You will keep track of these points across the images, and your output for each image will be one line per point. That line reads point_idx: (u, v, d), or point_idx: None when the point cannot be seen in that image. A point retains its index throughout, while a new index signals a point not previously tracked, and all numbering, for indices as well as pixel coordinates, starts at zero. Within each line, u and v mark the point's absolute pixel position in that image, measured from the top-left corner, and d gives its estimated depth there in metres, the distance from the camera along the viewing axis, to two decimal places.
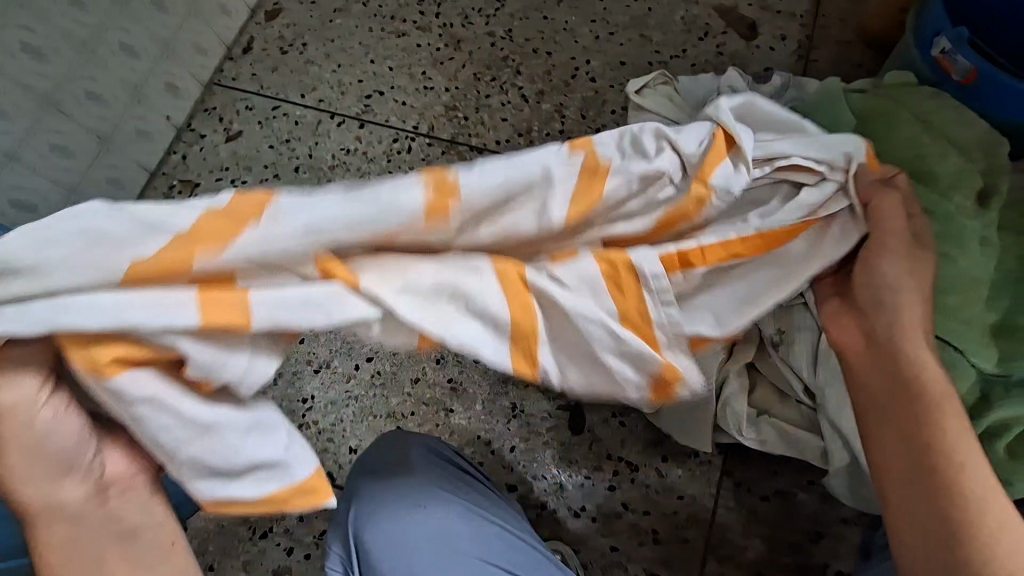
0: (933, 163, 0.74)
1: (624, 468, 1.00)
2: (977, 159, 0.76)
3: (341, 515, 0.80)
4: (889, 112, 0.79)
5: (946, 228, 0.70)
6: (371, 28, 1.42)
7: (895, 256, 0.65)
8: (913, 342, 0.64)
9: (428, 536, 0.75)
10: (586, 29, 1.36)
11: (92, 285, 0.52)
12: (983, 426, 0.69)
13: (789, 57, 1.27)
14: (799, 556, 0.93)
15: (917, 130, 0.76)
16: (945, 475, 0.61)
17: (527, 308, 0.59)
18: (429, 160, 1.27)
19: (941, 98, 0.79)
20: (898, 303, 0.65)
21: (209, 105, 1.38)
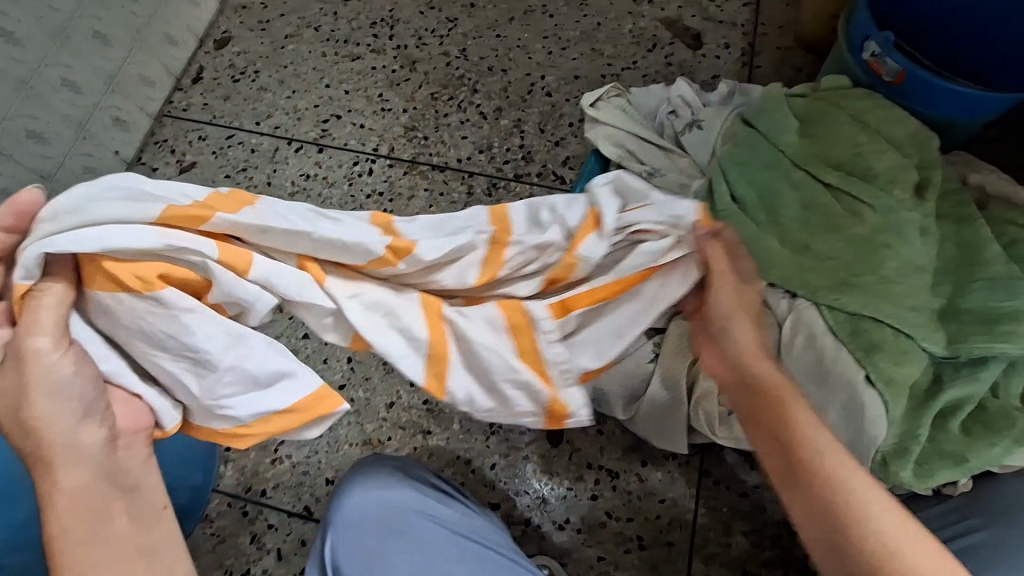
0: (872, 160, 0.80)
1: (604, 476, 1.00)
2: (911, 154, 0.81)
3: (317, 546, 0.77)
4: (827, 115, 0.84)
5: (886, 220, 0.76)
6: (324, 52, 1.42)
7: (727, 290, 0.65)
8: (756, 358, 0.63)
9: (407, 559, 0.73)
10: (539, 45, 1.39)
11: (129, 220, 0.58)
12: (941, 406, 0.71)
13: (734, 64, 1.33)
14: (781, 549, 0.95)
15: (855, 131, 0.82)
16: (826, 491, 0.55)
17: (439, 333, 0.66)
18: (392, 182, 1.26)
19: (875, 98, 0.83)
20: (728, 327, 0.65)
21: (160, 137, 1.34)
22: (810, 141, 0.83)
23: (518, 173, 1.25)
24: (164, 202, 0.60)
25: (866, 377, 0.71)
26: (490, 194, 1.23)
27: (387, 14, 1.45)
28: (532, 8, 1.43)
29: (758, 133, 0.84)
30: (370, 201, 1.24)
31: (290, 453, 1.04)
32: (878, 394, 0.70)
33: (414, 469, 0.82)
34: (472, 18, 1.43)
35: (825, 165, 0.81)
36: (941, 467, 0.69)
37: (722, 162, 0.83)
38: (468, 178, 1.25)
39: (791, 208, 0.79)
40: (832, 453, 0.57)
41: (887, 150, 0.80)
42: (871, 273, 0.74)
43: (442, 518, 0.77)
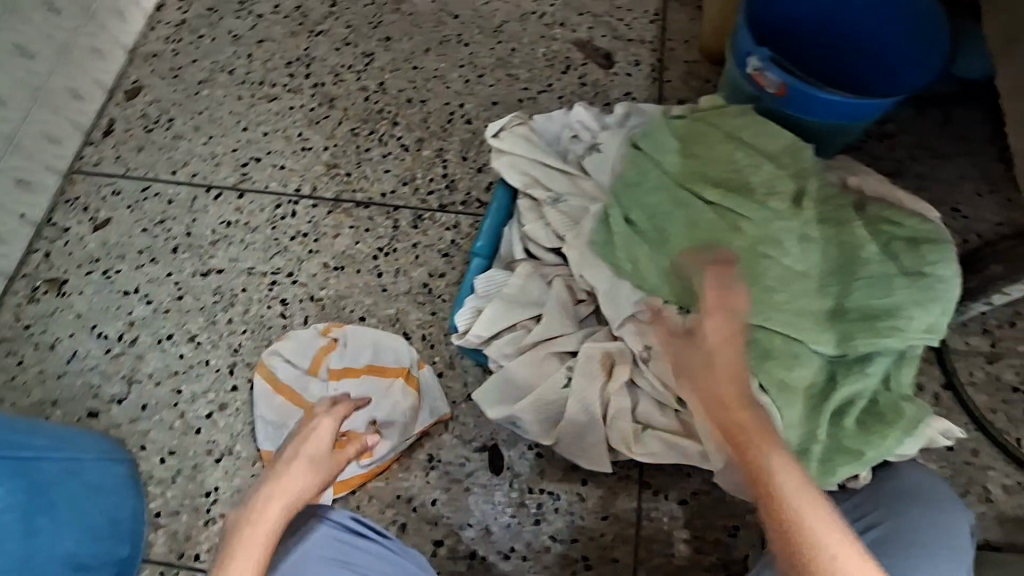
0: (747, 177, 0.84)
1: (546, 499, 1.01)
2: (786, 165, 0.85)
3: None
4: (704, 132, 0.87)
5: (762, 232, 0.80)
6: (240, 95, 1.40)
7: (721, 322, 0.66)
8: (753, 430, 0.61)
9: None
10: (456, 74, 1.40)
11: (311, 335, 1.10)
12: (837, 406, 0.76)
13: (645, 80, 1.37)
14: (721, 553, 0.97)
15: (730, 148, 0.85)
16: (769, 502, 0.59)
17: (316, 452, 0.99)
18: (316, 223, 1.25)
19: (746, 113, 0.88)
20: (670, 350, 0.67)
21: (71, 196, 1.30)
22: (692, 160, 0.86)
23: (442, 203, 1.25)
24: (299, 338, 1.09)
25: (755, 384, 0.76)
26: (416, 226, 1.23)
27: (302, 53, 1.45)
28: (447, 38, 1.45)
29: (642, 153, 0.87)
30: (295, 243, 1.23)
31: (224, 512, 1.02)
32: (771, 400, 0.76)
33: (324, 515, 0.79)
34: (388, 51, 1.44)
35: (706, 182, 0.84)
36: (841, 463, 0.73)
37: (613, 187, 0.86)
38: (393, 212, 1.25)
39: (680, 226, 0.82)
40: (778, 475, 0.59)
41: (762, 164, 0.84)
42: (758, 285, 0.78)
43: (356, 564, 0.75)
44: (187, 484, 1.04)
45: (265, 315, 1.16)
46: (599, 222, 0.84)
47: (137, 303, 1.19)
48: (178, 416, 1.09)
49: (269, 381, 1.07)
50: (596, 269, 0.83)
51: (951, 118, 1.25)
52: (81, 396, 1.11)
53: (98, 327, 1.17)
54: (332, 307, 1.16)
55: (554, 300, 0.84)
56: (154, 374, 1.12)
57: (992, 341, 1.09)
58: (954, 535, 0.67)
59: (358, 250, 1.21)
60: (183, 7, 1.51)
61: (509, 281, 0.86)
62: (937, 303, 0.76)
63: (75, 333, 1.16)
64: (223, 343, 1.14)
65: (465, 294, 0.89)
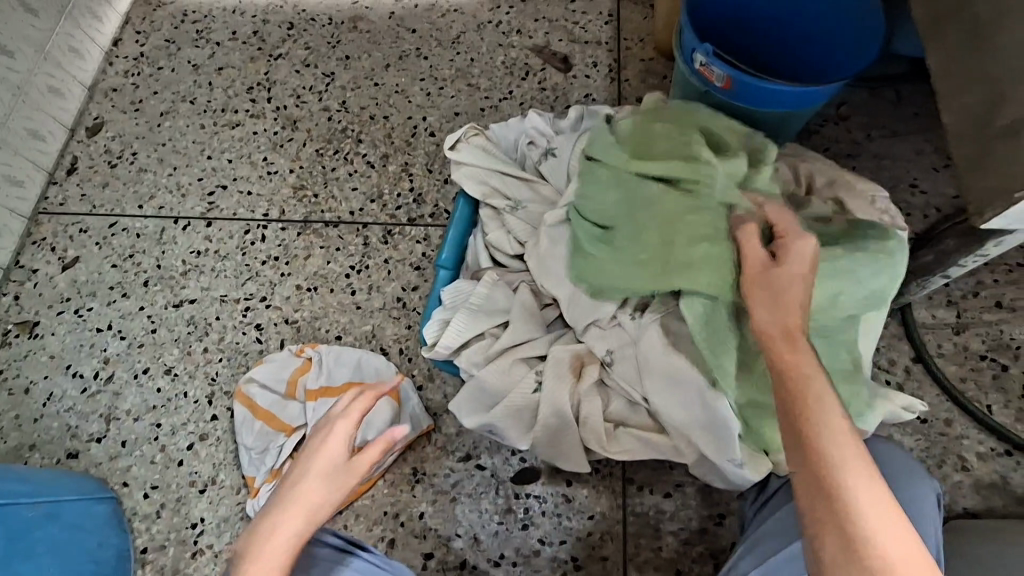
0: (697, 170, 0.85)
1: (533, 503, 1.01)
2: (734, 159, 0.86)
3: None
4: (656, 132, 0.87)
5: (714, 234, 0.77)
6: (202, 124, 1.40)
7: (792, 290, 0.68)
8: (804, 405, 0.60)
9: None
10: (417, 88, 1.42)
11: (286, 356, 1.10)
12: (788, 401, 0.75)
13: (604, 80, 1.39)
14: (709, 542, 0.98)
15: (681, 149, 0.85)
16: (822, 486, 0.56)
17: None
18: (286, 245, 1.25)
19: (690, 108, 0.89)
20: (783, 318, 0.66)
21: (37, 237, 1.29)
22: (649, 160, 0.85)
23: (411, 216, 1.26)
24: (274, 362, 1.10)
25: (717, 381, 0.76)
26: (386, 241, 1.24)
27: (262, 77, 1.45)
28: (406, 53, 1.46)
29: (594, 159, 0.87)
30: (266, 267, 1.23)
31: (212, 542, 1.02)
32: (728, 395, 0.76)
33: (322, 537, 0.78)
34: (349, 70, 1.45)
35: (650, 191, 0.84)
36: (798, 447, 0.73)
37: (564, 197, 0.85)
38: (363, 229, 1.26)
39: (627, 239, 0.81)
40: (836, 457, 0.56)
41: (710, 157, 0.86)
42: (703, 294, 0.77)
43: None
44: (172, 517, 1.04)
45: (241, 341, 1.16)
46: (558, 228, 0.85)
47: (110, 339, 1.18)
48: (158, 450, 1.09)
49: (248, 407, 1.06)
50: (554, 275, 0.85)
51: (903, 97, 1.28)
52: (60, 438, 1.10)
53: (73, 367, 1.16)
54: (307, 328, 1.16)
55: (518, 306, 0.85)
56: (132, 410, 1.12)
57: (957, 311, 1.11)
58: (919, 506, 0.71)
59: (330, 269, 1.22)
60: (141, 40, 1.51)
61: (477, 290, 0.86)
62: (887, 281, 0.78)
63: (49, 375, 1.15)
64: (200, 373, 1.14)
65: (433, 307, 0.90)
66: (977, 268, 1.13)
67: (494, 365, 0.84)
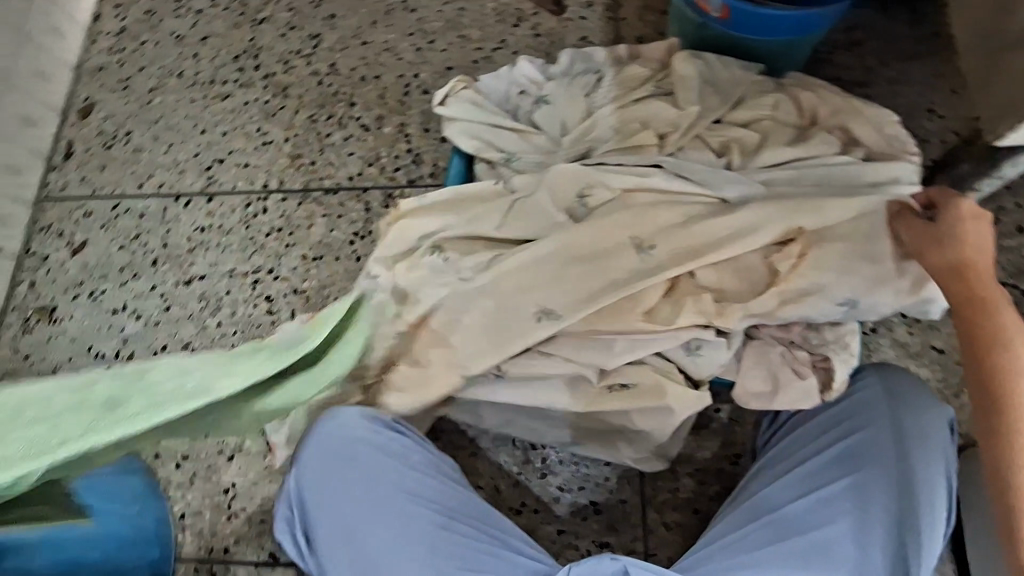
0: (699, 108, 0.81)
1: (550, 452, 1.03)
2: (736, 95, 0.83)
3: (280, 514, 0.77)
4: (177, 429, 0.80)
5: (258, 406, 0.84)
6: (193, 98, 1.37)
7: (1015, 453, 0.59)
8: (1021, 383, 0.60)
9: (369, 529, 0.71)
10: (406, 44, 1.37)
11: None
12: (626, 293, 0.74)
13: (600, 21, 1.33)
14: (725, 480, 0.99)
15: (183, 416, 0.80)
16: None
17: None
18: (288, 215, 1.24)
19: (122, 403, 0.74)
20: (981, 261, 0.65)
21: (44, 223, 1.30)
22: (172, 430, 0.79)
23: (411, 178, 1.24)
24: None
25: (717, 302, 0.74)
26: (388, 205, 1.22)
27: (248, 44, 1.41)
28: (392, 7, 1.40)
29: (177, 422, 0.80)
30: (271, 239, 1.23)
31: (244, 506, 1.05)
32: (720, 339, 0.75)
33: (375, 420, 0.77)
34: (335, 30, 1.40)
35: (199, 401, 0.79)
36: (711, 352, 0.75)
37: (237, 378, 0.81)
38: (364, 194, 1.24)
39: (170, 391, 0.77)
40: None
41: (711, 93, 0.83)
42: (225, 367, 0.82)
43: (383, 459, 0.75)
44: (204, 485, 1.07)
45: (253, 314, 1.17)
46: (553, 143, 0.87)
47: (127, 320, 1.20)
48: None
49: None
50: (541, 215, 0.79)
51: (917, 16, 1.21)
52: None
53: (95, 348, 1.19)
54: (316, 297, 1.17)
55: (551, 274, 0.77)
56: None
57: None
58: (930, 430, 0.71)
59: (334, 237, 1.21)
60: (120, 14, 1.46)
61: (440, 198, 0.85)
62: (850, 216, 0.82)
63: (72, 358, 1.19)
64: (217, 347, 1.16)
65: (457, 161, 0.91)
66: (998, 192, 1.09)
67: (467, 339, 0.80)
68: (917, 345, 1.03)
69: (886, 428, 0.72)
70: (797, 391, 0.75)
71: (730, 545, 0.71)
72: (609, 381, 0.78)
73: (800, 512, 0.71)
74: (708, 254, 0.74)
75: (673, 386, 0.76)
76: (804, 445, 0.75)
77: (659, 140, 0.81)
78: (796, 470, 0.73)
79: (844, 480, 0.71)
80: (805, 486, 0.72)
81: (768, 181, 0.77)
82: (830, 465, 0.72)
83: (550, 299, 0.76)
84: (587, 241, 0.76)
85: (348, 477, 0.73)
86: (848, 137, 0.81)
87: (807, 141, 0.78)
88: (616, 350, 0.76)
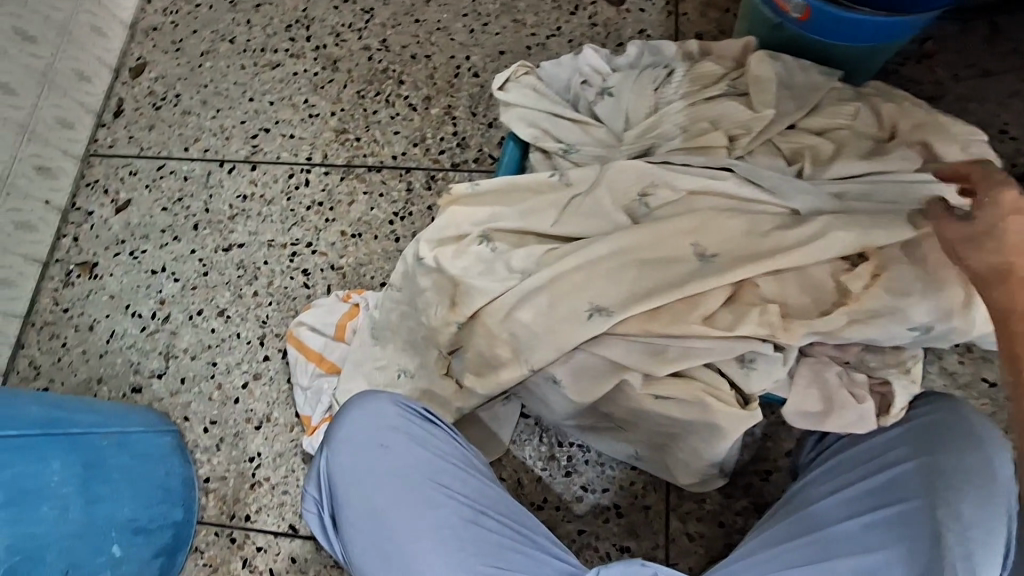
0: (770, 112, 0.79)
1: (576, 451, 1.02)
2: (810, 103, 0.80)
3: (310, 492, 0.77)
4: None
5: None
6: (243, 65, 1.37)
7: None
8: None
9: (396, 510, 0.71)
10: (460, 25, 1.34)
11: None
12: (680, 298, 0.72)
13: (659, 15, 1.29)
14: (754, 496, 0.97)
15: None
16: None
17: None
18: (330, 190, 1.24)
19: None
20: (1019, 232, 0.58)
21: (90, 179, 1.31)
22: None
23: (455, 162, 1.23)
24: None
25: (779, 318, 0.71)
26: (430, 187, 1.21)
27: (301, 15, 1.40)
28: None
29: None
30: (311, 213, 1.22)
31: (268, 476, 1.06)
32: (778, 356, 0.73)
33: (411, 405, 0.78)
34: (389, 5, 1.38)
35: None
36: (767, 368, 0.73)
37: None
38: (406, 174, 1.23)
39: None
40: None
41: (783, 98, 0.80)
42: None
43: (412, 442, 0.74)
44: (231, 450, 1.08)
45: (289, 286, 1.17)
46: (614, 137, 0.84)
47: (165, 281, 1.21)
48: (215, 388, 1.13)
49: (300, 349, 1.06)
50: (599, 211, 0.78)
51: (998, 32, 1.16)
52: (123, 373, 1.16)
53: (133, 306, 1.20)
54: (353, 274, 1.17)
55: (608, 273, 0.75)
56: (189, 348, 1.16)
57: None
58: (990, 469, 0.66)
59: (374, 216, 1.20)
60: None
61: (494, 185, 0.84)
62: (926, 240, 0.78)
63: (110, 314, 1.20)
64: (251, 315, 1.16)
65: (512, 148, 0.90)
66: None
67: (513, 330, 0.78)
68: (968, 376, 0.99)
69: (940, 461, 0.68)
70: (851, 415, 0.73)
71: (762, 564, 0.70)
72: (654, 388, 0.76)
73: (836, 537, 0.68)
74: (770, 265, 0.71)
75: (722, 399, 0.75)
76: (847, 472, 0.73)
77: (727, 143, 0.78)
78: (836, 495, 0.71)
79: (888, 510, 0.67)
80: (850, 510, 0.70)
81: (838, 194, 0.74)
82: (873, 494, 0.69)
83: (600, 301, 0.74)
84: (649, 243, 0.75)
85: (375, 456, 0.73)
86: (928, 154, 0.77)
87: (884, 155, 0.75)
88: (667, 356, 0.74)
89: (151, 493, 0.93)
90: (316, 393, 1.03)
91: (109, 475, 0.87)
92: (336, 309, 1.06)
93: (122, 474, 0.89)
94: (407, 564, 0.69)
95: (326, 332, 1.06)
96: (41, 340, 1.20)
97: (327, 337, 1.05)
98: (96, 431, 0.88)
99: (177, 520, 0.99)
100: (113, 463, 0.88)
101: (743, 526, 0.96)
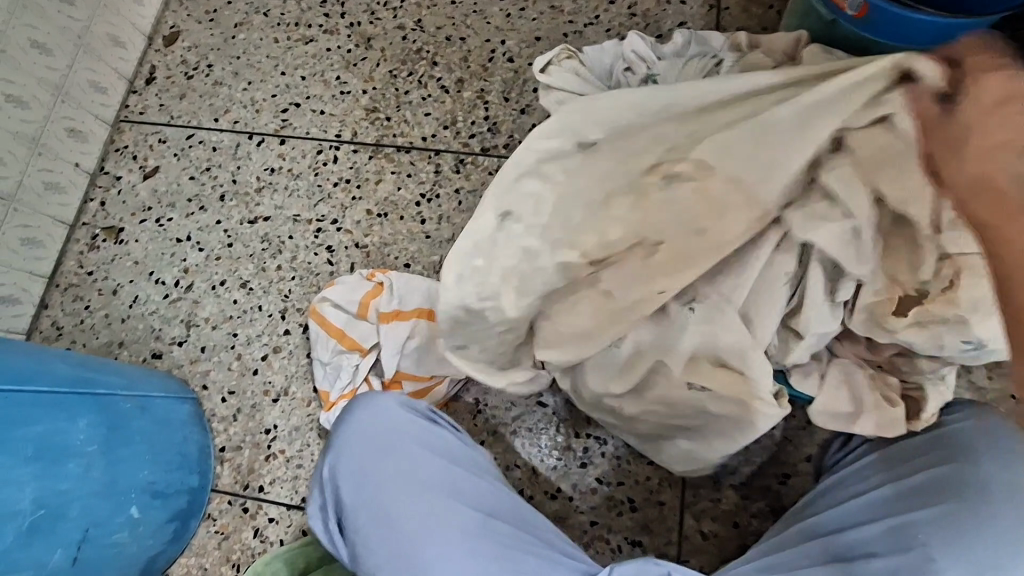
0: None
1: (592, 443, 1.01)
2: None
3: (313, 499, 0.77)
4: None
5: None
6: (276, 38, 1.36)
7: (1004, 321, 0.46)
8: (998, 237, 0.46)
9: (401, 507, 0.71)
10: (496, 9, 1.32)
11: None
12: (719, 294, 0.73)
13: (700, 9, 1.27)
14: (771, 499, 0.96)
15: None
16: None
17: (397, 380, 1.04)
18: (358, 167, 1.23)
19: None
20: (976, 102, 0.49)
21: (120, 144, 1.32)
22: None
23: (485, 146, 1.21)
24: None
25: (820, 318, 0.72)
26: (458, 171, 1.20)
27: None
28: None
29: None
30: (337, 190, 1.22)
31: (283, 449, 1.06)
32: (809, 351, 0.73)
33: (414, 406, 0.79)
34: None
35: None
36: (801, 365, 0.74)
37: None
38: (435, 156, 1.22)
39: None
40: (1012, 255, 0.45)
41: None
42: None
43: (417, 439, 0.75)
44: (247, 422, 1.09)
45: (312, 262, 1.17)
46: None
47: (189, 250, 1.22)
48: (235, 358, 1.13)
49: (322, 325, 1.06)
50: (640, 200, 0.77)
51: None
52: (145, 338, 1.16)
53: (156, 273, 1.21)
54: (377, 253, 1.17)
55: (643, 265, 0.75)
56: (211, 318, 1.16)
57: None
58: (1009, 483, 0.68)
59: (401, 196, 1.20)
60: None
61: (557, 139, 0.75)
62: None
63: (134, 280, 1.21)
64: (274, 288, 1.16)
65: None
66: None
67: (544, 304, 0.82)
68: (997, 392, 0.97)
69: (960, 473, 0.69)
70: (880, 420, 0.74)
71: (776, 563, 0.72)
72: (689, 379, 0.78)
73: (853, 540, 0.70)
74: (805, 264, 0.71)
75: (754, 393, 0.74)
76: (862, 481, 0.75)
77: None
78: (854, 500, 0.73)
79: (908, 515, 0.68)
80: (866, 518, 0.71)
81: None
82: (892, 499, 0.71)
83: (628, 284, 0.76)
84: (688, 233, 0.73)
85: (381, 455, 0.74)
86: None
87: None
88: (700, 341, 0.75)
89: (169, 458, 0.94)
90: (336, 370, 1.03)
91: (131, 436, 0.87)
92: (362, 287, 1.06)
93: (145, 436, 0.90)
94: (416, 556, 0.69)
95: (351, 309, 1.05)
96: (64, 302, 1.21)
97: (351, 315, 1.05)
98: (116, 393, 0.87)
99: (195, 485, 1.00)
100: (134, 426, 0.88)
101: (758, 528, 0.95)
